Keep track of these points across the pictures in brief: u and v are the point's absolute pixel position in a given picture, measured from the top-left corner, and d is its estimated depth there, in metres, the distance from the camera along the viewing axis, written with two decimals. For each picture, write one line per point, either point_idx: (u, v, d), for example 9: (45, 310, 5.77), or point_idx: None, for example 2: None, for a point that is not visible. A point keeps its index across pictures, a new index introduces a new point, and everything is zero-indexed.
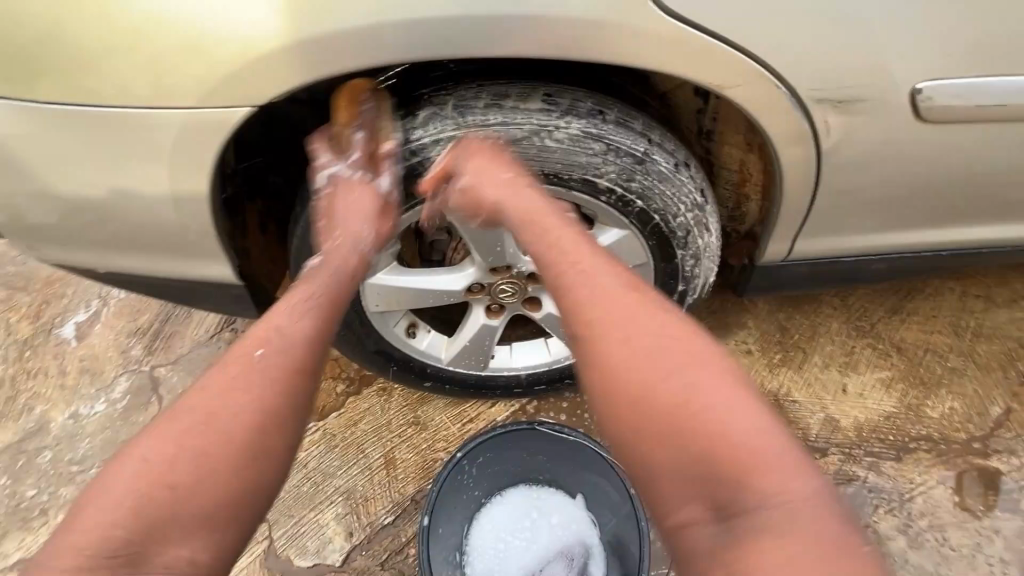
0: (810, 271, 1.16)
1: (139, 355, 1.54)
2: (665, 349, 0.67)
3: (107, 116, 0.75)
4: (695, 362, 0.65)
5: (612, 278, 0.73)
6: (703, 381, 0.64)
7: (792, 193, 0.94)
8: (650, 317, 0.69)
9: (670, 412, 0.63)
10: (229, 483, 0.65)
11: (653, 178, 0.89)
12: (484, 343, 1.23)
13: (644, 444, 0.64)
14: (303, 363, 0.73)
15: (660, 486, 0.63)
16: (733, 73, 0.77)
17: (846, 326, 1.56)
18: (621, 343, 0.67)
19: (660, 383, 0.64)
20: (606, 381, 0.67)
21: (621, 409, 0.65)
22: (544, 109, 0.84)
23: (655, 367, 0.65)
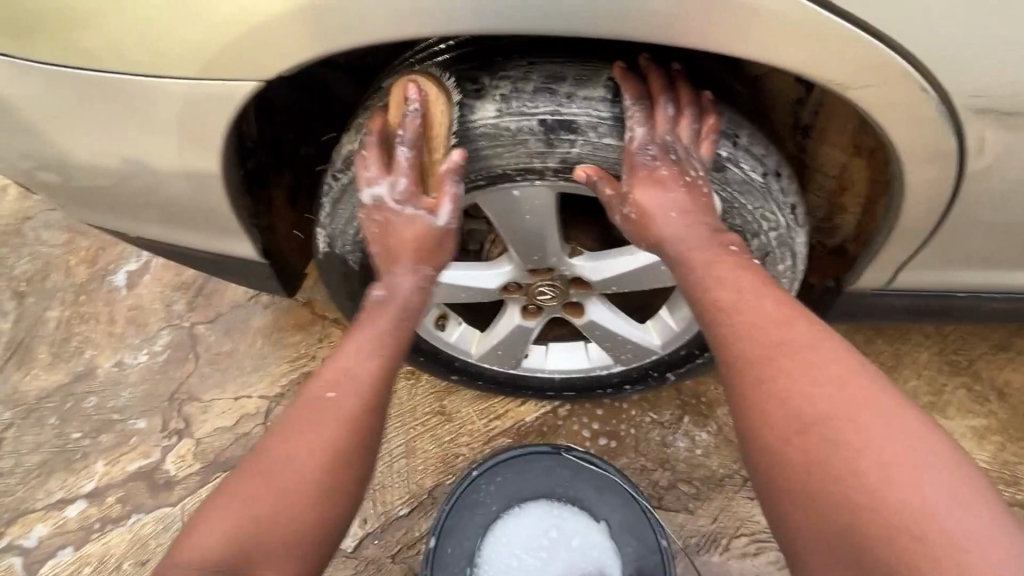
0: (911, 303, 0.98)
1: (182, 310, 1.55)
2: (839, 403, 0.52)
3: (115, 82, 0.67)
4: (873, 411, 0.51)
5: (768, 304, 0.60)
6: (881, 438, 0.49)
7: (912, 219, 0.76)
8: (803, 348, 0.56)
9: (820, 461, 0.50)
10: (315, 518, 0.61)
11: (733, 188, 0.74)
12: (518, 342, 1.13)
13: (787, 499, 0.52)
14: (366, 402, 0.67)
15: (805, 551, 0.51)
16: (861, 72, 0.60)
17: (939, 359, 1.35)
18: (763, 380, 0.56)
19: (815, 425, 0.52)
20: (747, 416, 0.56)
21: (762, 447, 0.55)
22: (608, 100, 0.69)
23: (810, 407, 0.52)
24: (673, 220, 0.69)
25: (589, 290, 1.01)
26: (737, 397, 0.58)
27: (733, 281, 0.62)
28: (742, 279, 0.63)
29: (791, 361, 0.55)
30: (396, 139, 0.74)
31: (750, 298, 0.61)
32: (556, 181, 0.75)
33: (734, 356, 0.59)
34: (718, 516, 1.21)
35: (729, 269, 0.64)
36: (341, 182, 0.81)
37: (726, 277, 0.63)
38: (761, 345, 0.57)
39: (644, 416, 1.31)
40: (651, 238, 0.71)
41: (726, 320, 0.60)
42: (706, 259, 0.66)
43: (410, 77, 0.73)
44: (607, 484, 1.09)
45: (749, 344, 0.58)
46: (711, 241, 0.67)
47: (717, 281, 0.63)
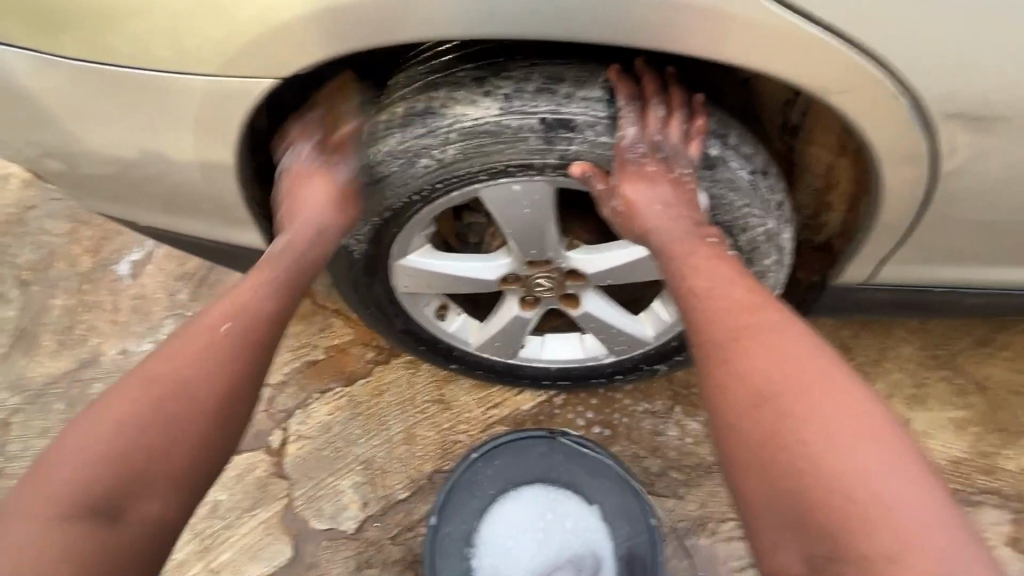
0: (892, 298, 1.02)
1: (186, 300, 1.58)
2: (793, 381, 0.56)
3: (135, 77, 0.71)
4: (823, 386, 0.55)
5: (744, 294, 0.64)
6: (828, 410, 0.54)
7: (892, 215, 0.80)
8: (767, 330, 0.60)
9: (774, 432, 0.55)
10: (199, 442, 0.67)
11: (722, 185, 0.77)
12: (515, 333, 1.17)
13: (741, 469, 0.56)
14: (256, 338, 0.73)
15: (756, 518, 0.55)
16: (839, 76, 0.63)
17: (921, 354, 1.40)
18: (728, 360, 0.60)
19: (771, 399, 0.56)
20: (712, 394, 0.60)
21: (724, 420, 0.59)
22: (605, 100, 0.73)
23: (766, 385, 0.57)
24: (659, 214, 0.74)
25: (585, 282, 1.04)
26: (703, 374, 0.62)
27: (708, 271, 0.67)
28: (712, 268, 0.67)
29: (755, 343, 0.60)
30: (404, 133, 0.77)
31: (721, 287, 0.65)
32: (555, 177, 0.78)
33: (705, 340, 0.63)
34: (707, 502, 1.26)
35: (706, 261, 0.68)
36: (347, 176, 0.84)
37: (704, 267, 0.67)
38: (729, 327, 0.62)
39: (636, 405, 1.35)
40: (639, 231, 0.75)
41: (701, 305, 0.64)
42: (684, 249, 0.70)
43: (416, 75, 0.77)
44: (600, 469, 1.14)
45: (718, 328, 0.62)
46: (694, 234, 0.72)
47: (693, 270, 0.67)
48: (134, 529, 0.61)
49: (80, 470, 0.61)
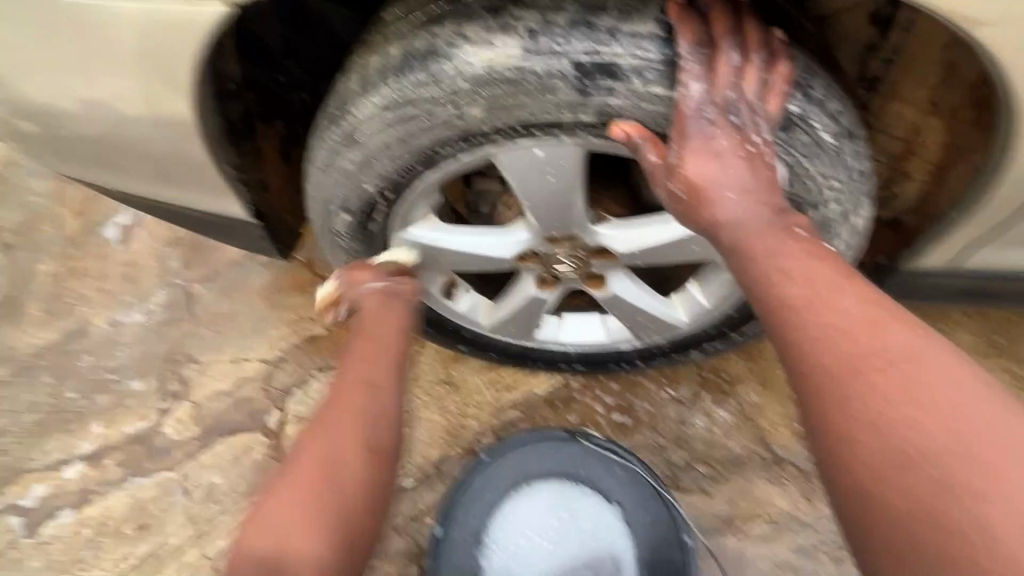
0: (973, 285, 0.88)
1: (177, 268, 1.47)
2: (953, 435, 0.44)
3: (66, 5, 0.57)
4: (994, 443, 0.43)
5: (862, 308, 0.51)
6: (1000, 476, 0.42)
7: (1013, 185, 0.66)
8: (901, 359, 0.47)
9: (931, 505, 0.43)
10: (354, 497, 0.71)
11: (798, 149, 0.62)
12: (531, 314, 1.05)
13: (884, 546, 0.45)
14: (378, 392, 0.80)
15: None
16: (999, 3, 0.49)
17: (979, 341, 1.26)
18: (850, 398, 0.48)
19: (923, 458, 0.44)
20: (832, 442, 0.49)
21: (850, 478, 0.47)
22: (658, 38, 0.57)
23: (912, 438, 0.45)
24: (742, 206, 0.58)
25: (612, 261, 0.91)
26: (815, 412, 0.50)
27: (806, 274, 0.54)
28: (813, 270, 0.54)
29: (887, 378, 0.47)
30: (401, 82, 0.62)
31: (828, 295, 0.52)
32: (588, 137, 0.64)
33: (811, 368, 0.51)
34: (735, 499, 1.16)
35: (799, 259, 0.55)
36: (336, 135, 0.69)
37: (802, 271, 0.54)
38: (848, 355, 0.49)
39: (661, 391, 1.24)
40: (705, 222, 0.60)
41: (805, 318, 0.52)
42: (771, 248, 0.56)
43: (419, 5, 0.62)
44: (624, 469, 1.04)
45: (834, 357, 0.49)
46: (777, 226, 0.57)
47: (790, 277, 0.54)
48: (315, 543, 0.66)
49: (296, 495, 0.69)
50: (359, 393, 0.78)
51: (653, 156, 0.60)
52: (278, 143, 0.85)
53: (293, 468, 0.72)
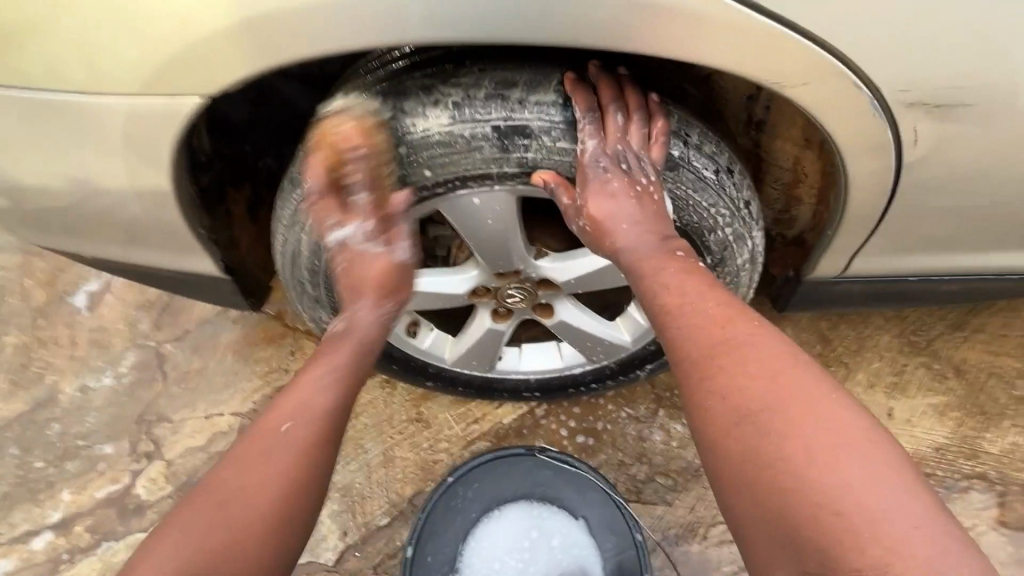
0: (868, 290, 1.00)
1: (148, 329, 1.51)
2: (779, 394, 0.55)
3: (57, 102, 0.66)
4: (804, 400, 0.54)
5: (718, 306, 0.64)
6: (805, 421, 0.53)
7: (858, 206, 0.78)
8: (742, 343, 0.60)
9: (761, 452, 0.53)
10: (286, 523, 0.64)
11: (686, 186, 0.75)
12: (490, 346, 1.14)
13: (729, 486, 0.55)
14: (326, 425, 0.70)
15: (748, 536, 0.54)
16: (799, 70, 0.63)
17: (900, 341, 1.38)
18: (707, 373, 0.60)
19: (753, 413, 0.55)
20: (695, 410, 0.60)
21: (709, 436, 0.58)
22: (559, 104, 0.70)
23: (750, 401, 0.56)
24: (638, 236, 0.72)
25: (557, 291, 1.01)
26: (686, 387, 0.62)
27: (681, 288, 0.67)
28: (687, 283, 0.67)
29: (730, 357, 0.59)
30: (352, 149, 0.73)
31: (693, 301, 0.65)
32: (514, 186, 0.75)
33: (682, 354, 0.63)
34: (695, 507, 1.23)
35: (674, 274, 0.69)
36: (299, 195, 0.80)
37: (673, 283, 0.68)
38: (706, 341, 0.62)
39: (620, 411, 1.33)
40: (609, 249, 0.75)
41: (674, 319, 0.65)
42: (654, 267, 0.70)
43: (364, 86, 0.73)
44: (585, 483, 1.10)
45: (694, 343, 0.62)
46: (660, 249, 0.71)
47: (663, 286, 0.68)
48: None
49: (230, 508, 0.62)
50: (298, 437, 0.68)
51: (563, 199, 0.74)
52: (245, 206, 0.95)
53: (200, 518, 0.61)
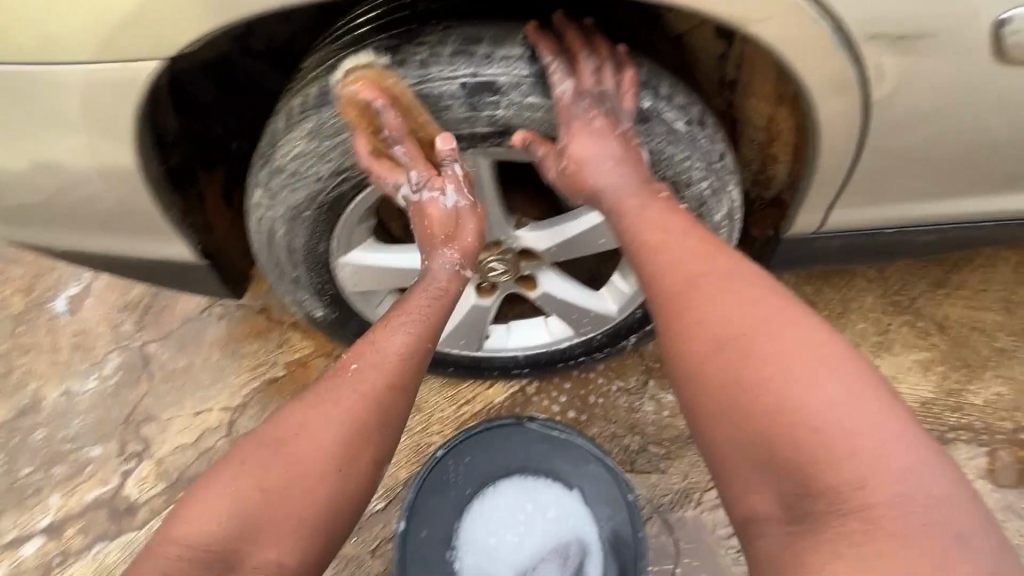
0: (848, 245, 1.01)
1: (130, 331, 1.48)
2: (756, 322, 0.60)
3: (14, 76, 0.65)
4: (776, 327, 0.59)
5: (687, 243, 0.68)
6: (781, 345, 0.57)
7: (829, 149, 0.79)
8: (718, 278, 0.64)
9: (738, 378, 0.58)
10: (368, 466, 0.69)
11: (658, 138, 0.76)
12: (477, 323, 1.14)
13: (706, 412, 0.60)
14: (397, 378, 0.72)
15: (724, 461, 0.58)
16: (759, 4, 0.63)
17: (883, 302, 1.38)
18: (686, 306, 0.64)
19: (730, 343, 0.59)
20: (673, 344, 0.64)
21: (687, 366, 0.62)
22: (526, 58, 0.70)
23: (729, 330, 0.60)
24: (619, 173, 0.73)
25: (539, 261, 1.02)
26: (665, 322, 0.66)
27: (659, 227, 0.70)
28: (665, 222, 0.70)
29: (707, 292, 0.63)
30: (320, 115, 0.73)
31: (671, 239, 0.68)
32: (487, 146, 0.77)
33: (662, 292, 0.66)
34: (689, 473, 1.24)
35: (656, 212, 0.71)
36: (267, 170, 0.78)
37: (653, 221, 0.70)
38: (681, 279, 0.65)
39: (611, 384, 1.33)
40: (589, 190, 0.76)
41: (651, 260, 0.68)
42: (636, 207, 0.72)
43: (328, 52, 0.73)
44: (577, 452, 1.09)
45: (675, 280, 0.66)
46: (641, 188, 0.73)
47: (645, 226, 0.70)
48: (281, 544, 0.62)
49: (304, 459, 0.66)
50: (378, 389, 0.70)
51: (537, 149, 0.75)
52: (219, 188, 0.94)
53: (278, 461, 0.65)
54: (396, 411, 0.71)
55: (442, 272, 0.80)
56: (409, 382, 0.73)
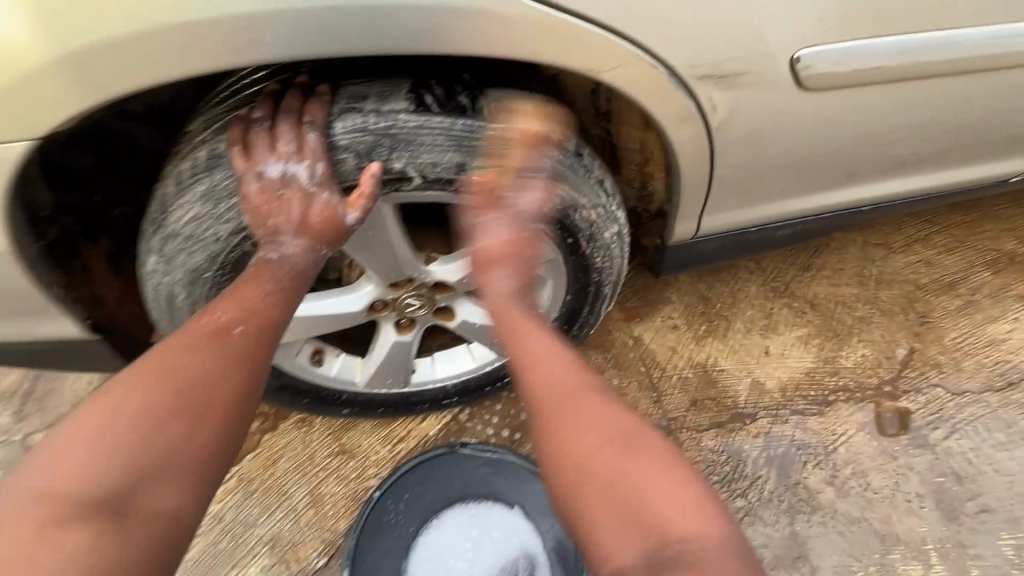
0: (722, 245, 1.14)
1: (7, 424, 1.32)
2: (602, 415, 0.69)
3: None
4: (615, 423, 0.69)
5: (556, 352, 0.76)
6: (620, 434, 0.68)
7: (689, 169, 0.92)
8: (572, 387, 0.72)
9: (599, 464, 0.66)
10: (256, 384, 0.70)
11: (543, 172, 0.83)
12: (401, 360, 1.15)
13: (574, 496, 0.66)
14: (273, 325, 0.75)
15: (592, 535, 0.63)
16: (609, 59, 0.74)
17: (764, 289, 1.57)
18: (554, 410, 0.71)
19: (591, 438, 0.67)
20: (550, 440, 0.69)
21: (560, 460, 0.68)
22: (411, 109, 0.75)
23: (581, 423, 0.69)
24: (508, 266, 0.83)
25: (454, 291, 1.05)
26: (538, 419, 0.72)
27: (528, 337, 0.77)
28: (528, 334, 0.78)
29: (569, 396, 0.71)
30: (212, 177, 0.74)
31: (538, 348, 0.76)
32: (387, 193, 0.81)
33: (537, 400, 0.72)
34: None
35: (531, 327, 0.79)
36: (159, 237, 0.77)
37: (524, 334, 0.78)
38: (550, 384, 0.72)
39: None
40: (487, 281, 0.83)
41: (521, 363, 0.75)
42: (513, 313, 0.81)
43: (217, 116, 0.75)
44: (512, 470, 1.14)
45: (544, 388, 0.72)
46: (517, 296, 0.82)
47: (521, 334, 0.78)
48: (150, 514, 0.59)
49: (170, 409, 0.63)
50: (246, 342, 0.71)
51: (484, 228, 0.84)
52: (104, 258, 0.90)
53: (136, 420, 0.62)
54: (257, 366, 0.71)
55: (289, 257, 0.78)
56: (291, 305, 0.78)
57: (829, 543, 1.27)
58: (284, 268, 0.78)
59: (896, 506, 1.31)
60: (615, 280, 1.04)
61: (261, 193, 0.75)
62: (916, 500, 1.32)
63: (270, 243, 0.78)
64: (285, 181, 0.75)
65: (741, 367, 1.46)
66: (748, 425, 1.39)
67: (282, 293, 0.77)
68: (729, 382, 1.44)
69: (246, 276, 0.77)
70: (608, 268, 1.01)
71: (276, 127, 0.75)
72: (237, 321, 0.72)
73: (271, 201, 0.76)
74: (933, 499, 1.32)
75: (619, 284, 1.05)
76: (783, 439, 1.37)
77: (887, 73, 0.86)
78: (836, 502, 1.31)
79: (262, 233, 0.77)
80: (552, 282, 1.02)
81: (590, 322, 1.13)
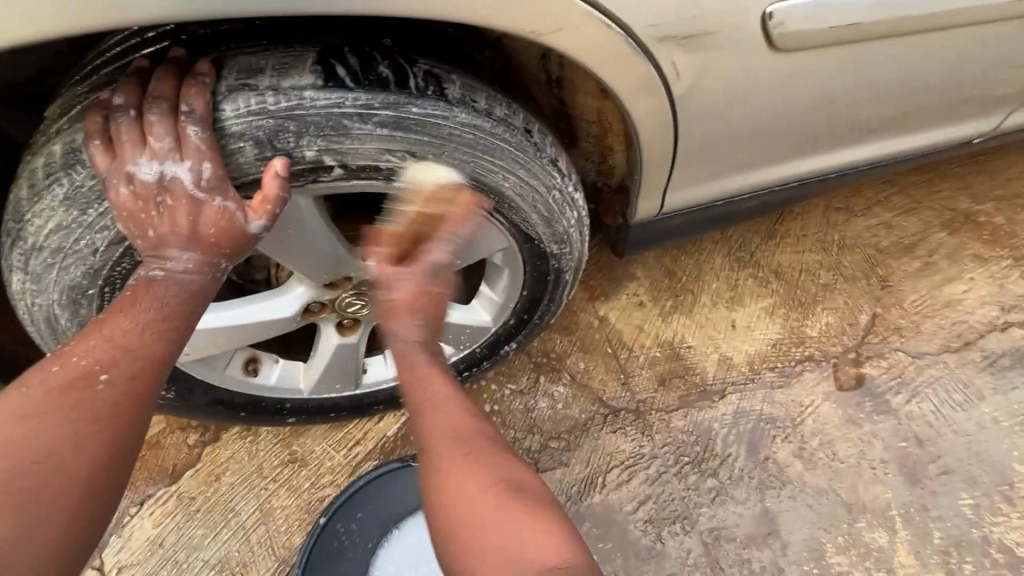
0: (688, 221, 1.06)
1: None
2: (475, 453, 0.64)
3: None
4: (485, 461, 0.64)
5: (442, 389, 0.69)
6: (487, 476, 0.63)
7: (652, 143, 0.83)
8: (450, 427, 0.66)
9: (468, 518, 0.60)
10: (126, 442, 0.61)
11: (479, 151, 0.74)
12: (348, 363, 1.04)
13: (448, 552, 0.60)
14: (148, 370, 0.64)
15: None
16: (556, 19, 0.64)
17: (729, 259, 1.52)
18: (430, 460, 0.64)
19: (461, 485, 0.62)
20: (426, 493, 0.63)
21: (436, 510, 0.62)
22: (316, 84, 0.65)
23: (450, 468, 0.63)
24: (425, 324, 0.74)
25: None
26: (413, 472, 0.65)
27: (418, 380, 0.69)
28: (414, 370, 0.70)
29: (444, 439, 0.65)
30: (71, 176, 0.65)
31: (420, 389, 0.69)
32: (299, 185, 0.71)
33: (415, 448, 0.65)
34: (590, 458, 1.29)
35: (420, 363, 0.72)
36: (25, 246, 0.69)
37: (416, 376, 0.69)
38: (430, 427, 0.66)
39: (502, 389, 1.34)
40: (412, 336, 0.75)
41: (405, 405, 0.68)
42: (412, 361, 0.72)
43: (75, 99, 0.66)
44: None
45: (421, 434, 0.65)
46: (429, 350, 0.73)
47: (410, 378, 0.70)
48: None
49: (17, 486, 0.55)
50: (111, 393, 0.61)
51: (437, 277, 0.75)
52: None
53: None
54: (125, 421, 0.61)
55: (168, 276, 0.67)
56: (178, 337, 0.67)
57: (799, 515, 1.27)
58: (161, 290, 0.66)
59: (862, 474, 1.32)
60: (576, 266, 0.96)
61: (132, 197, 0.65)
62: (880, 466, 1.33)
63: (155, 259, 0.66)
64: (163, 185, 0.65)
65: (708, 343, 1.42)
66: (716, 402, 1.36)
67: (164, 328, 0.65)
68: (697, 359, 1.40)
69: (125, 300, 0.65)
70: (568, 255, 0.92)
71: (145, 119, 0.64)
72: (99, 367, 0.61)
73: (147, 207, 0.65)
74: (896, 464, 1.33)
75: (580, 271, 0.96)
76: (752, 415, 1.35)
77: (860, 31, 0.79)
78: (804, 475, 1.31)
79: (144, 245, 0.67)
80: (508, 271, 0.94)
81: (552, 310, 1.05)
